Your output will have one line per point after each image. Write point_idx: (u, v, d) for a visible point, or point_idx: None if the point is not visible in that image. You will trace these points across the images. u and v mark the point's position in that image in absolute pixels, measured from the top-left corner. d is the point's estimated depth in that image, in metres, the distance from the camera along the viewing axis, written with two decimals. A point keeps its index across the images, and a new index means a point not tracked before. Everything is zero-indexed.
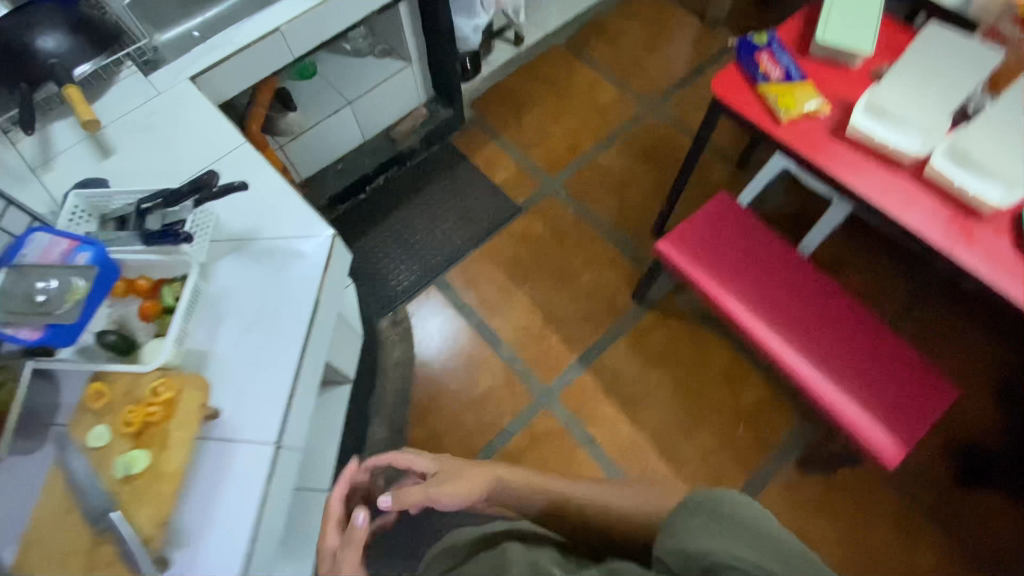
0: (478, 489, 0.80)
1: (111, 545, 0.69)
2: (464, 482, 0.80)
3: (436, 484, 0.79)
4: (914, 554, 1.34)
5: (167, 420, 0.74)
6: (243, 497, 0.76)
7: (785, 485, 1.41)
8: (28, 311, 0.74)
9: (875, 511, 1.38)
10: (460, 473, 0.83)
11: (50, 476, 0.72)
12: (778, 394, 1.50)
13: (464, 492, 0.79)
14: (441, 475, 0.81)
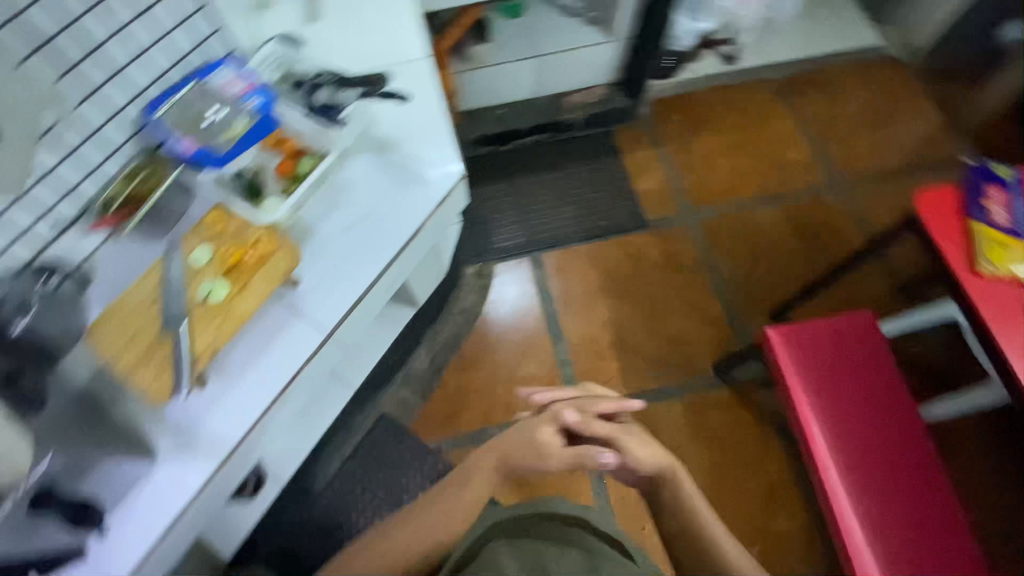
0: (656, 468, 0.80)
1: (168, 348, 0.76)
2: (649, 448, 0.81)
3: (622, 440, 0.80)
4: None
5: (255, 269, 0.81)
6: (286, 364, 0.83)
7: None
8: (192, 126, 0.85)
9: None
10: (649, 443, 0.82)
11: (149, 270, 0.81)
12: (810, 537, 1.35)
13: (645, 460, 0.80)
14: (630, 433, 0.81)
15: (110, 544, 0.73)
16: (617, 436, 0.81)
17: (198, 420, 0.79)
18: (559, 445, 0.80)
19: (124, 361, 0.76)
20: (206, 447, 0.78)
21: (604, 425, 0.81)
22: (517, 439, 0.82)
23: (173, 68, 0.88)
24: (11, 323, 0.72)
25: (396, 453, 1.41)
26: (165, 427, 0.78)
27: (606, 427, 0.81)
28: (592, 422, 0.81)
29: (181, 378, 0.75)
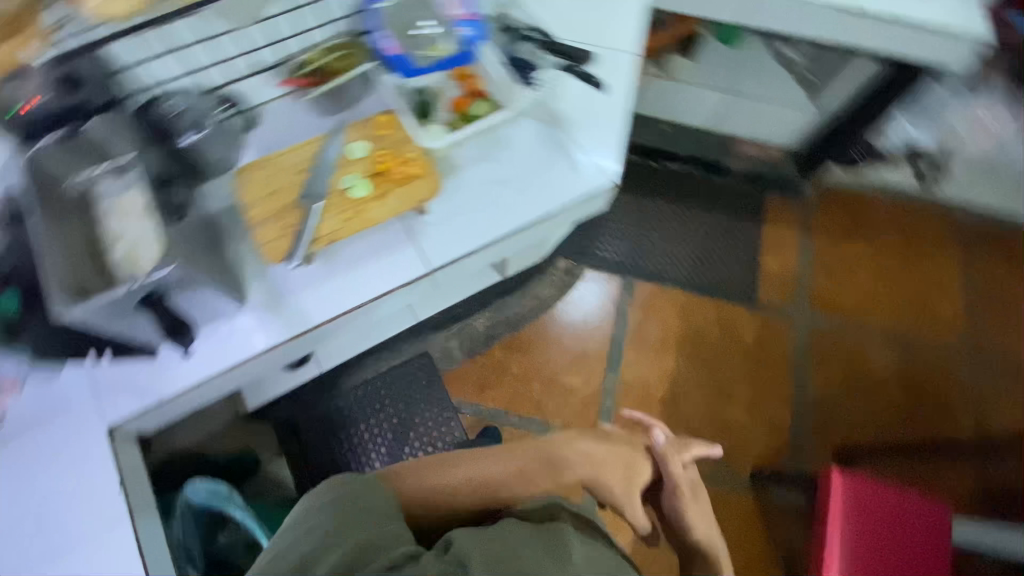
0: (702, 539, 0.86)
1: (297, 218, 0.80)
2: (705, 516, 0.88)
3: (686, 500, 0.88)
4: None
5: (398, 184, 0.83)
6: (382, 279, 0.85)
7: None
8: (401, 29, 0.86)
9: None
10: (707, 511, 0.89)
11: (310, 141, 0.85)
12: None
13: (698, 522, 0.87)
14: (696, 499, 0.89)
15: (177, 357, 0.79)
16: (685, 495, 0.88)
17: (290, 290, 0.83)
18: (638, 473, 0.90)
19: (257, 211, 0.81)
20: (287, 316, 0.82)
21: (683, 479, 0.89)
22: (604, 454, 0.89)
23: None
24: (180, 134, 0.79)
25: (421, 394, 1.44)
26: (261, 283, 0.83)
27: (680, 473, 0.90)
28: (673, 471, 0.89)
29: (297, 250, 0.79)
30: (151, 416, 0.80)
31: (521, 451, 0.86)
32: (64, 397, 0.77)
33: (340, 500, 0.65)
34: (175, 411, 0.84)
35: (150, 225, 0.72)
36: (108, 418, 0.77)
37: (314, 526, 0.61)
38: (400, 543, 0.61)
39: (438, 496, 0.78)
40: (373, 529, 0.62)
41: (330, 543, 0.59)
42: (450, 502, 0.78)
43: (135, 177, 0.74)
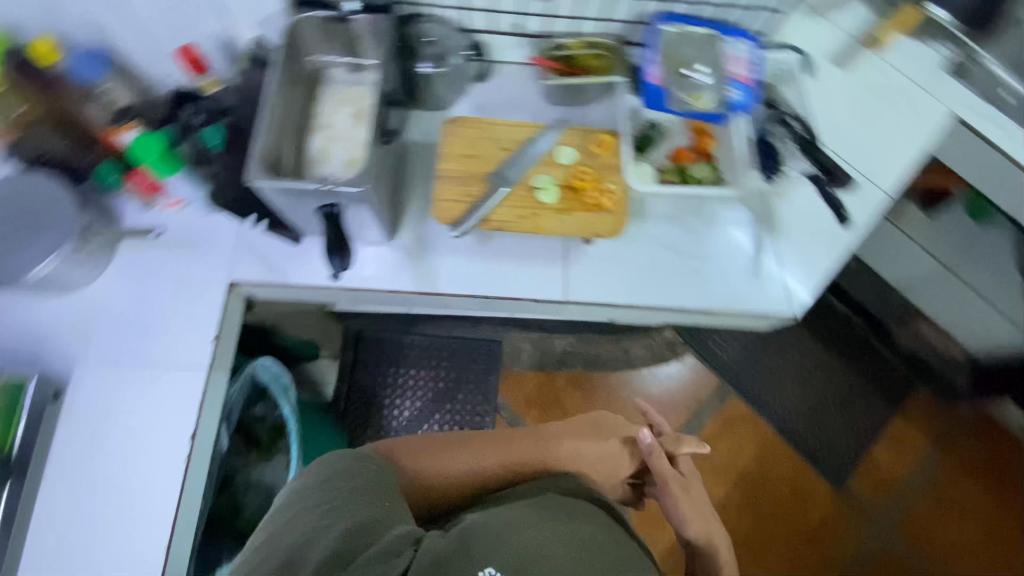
0: (699, 535, 0.79)
1: (478, 192, 0.78)
2: (699, 516, 0.81)
3: (678, 496, 0.80)
4: None
5: (585, 210, 0.78)
6: (521, 285, 0.82)
7: None
8: (673, 64, 0.80)
9: None
10: (701, 506, 0.82)
11: (526, 125, 0.83)
12: None
13: (690, 525, 0.79)
14: (687, 489, 0.81)
15: (312, 253, 0.81)
16: (677, 489, 0.80)
17: (436, 248, 0.83)
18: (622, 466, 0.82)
19: (446, 165, 0.79)
20: (421, 269, 0.82)
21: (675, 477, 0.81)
22: (593, 454, 0.80)
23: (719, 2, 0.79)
24: (421, 61, 0.79)
25: (476, 374, 1.43)
26: (416, 228, 0.83)
27: (668, 466, 0.80)
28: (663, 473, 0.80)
29: (465, 223, 0.77)
30: (267, 290, 0.83)
31: (514, 437, 0.79)
32: (212, 237, 0.82)
33: (324, 478, 0.60)
34: (282, 295, 0.86)
35: (361, 132, 0.75)
36: (234, 275, 0.80)
37: (301, 510, 0.57)
38: (398, 524, 0.58)
39: (425, 483, 0.72)
40: (363, 507, 0.58)
41: (327, 524, 0.55)
42: (440, 485, 0.73)
43: (369, 80, 0.78)
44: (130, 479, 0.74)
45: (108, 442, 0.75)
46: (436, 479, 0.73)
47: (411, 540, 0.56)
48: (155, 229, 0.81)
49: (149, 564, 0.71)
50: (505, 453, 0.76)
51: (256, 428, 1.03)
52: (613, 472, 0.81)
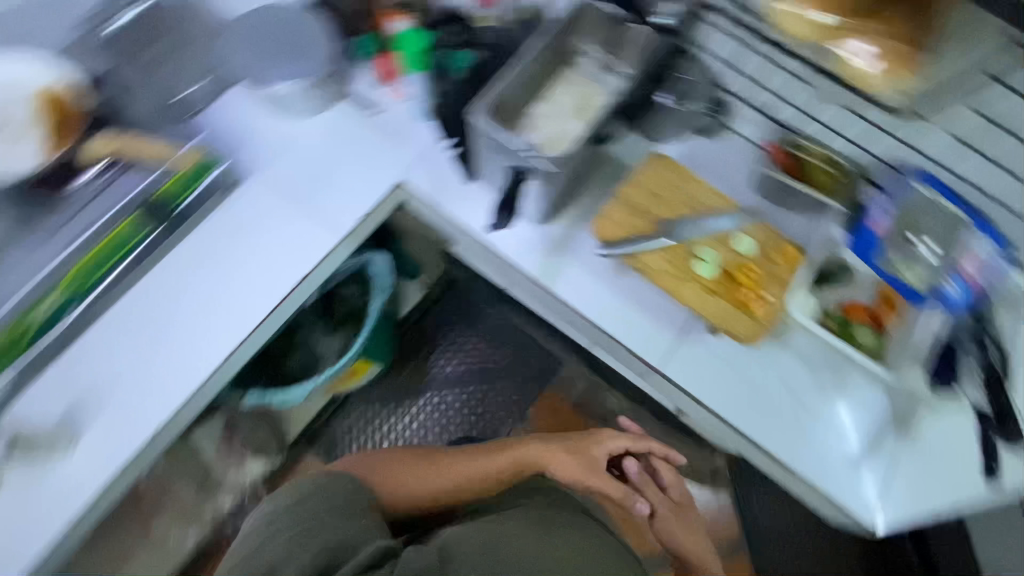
0: (681, 545, 1.17)
1: (643, 229, 0.78)
2: (684, 534, 1.17)
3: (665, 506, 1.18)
4: None
5: (730, 302, 0.76)
6: (630, 333, 0.81)
7: None
8: (904, 224, 0.71)
9: None
10: (683, 521, 1.18)
11: (722, 198, 0.80)
12: None
13: (677, 538, 1.17)
14: (663, 500, 1.18)
15: (473, 197, 0.85)
16: (668, 512, 1.18)
17: (575, 255, 0.82)
18: (593, 475, 1.05)
19: (630, 189, 0.80)
20: (551, 265, 0.82)
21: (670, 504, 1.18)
22: (568, 468, 1.04)
23: (995, 191, 0.66)
24: (665, 91, 0.81)
25: (525, 378, 1.44)
26: (568, 227, 0.83)
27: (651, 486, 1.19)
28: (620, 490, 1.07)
29: (616, 248, 0.78)
30: (418, 203, 0.88)
31: (483, 454, 1.02)
32: (406, 133, 0.87)
33: (300, 500, 0.80)
34: (426, 215, 0.91)
35: (578, 119, 0.77)
36: (405, 177, 0.86)
37: (283, 528, 0.75)
38: (368, 542, 0.75)
39: (417, 502, 0.98)
40: (331, 529, 0.75)
41: (297, 547, 0.71)
42: (422, 499, 0.98)
43: (607, 80, 0.79)
44: (229, 279, 0.80)
45: (235, 242, 0.81)
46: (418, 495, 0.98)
47: (381, 552, 0.73)
48: (375, 108, 0.87)
49: (207, 355, 0.77)
50: (470, 470, 1.00)
51: (336, 307, 1.13)
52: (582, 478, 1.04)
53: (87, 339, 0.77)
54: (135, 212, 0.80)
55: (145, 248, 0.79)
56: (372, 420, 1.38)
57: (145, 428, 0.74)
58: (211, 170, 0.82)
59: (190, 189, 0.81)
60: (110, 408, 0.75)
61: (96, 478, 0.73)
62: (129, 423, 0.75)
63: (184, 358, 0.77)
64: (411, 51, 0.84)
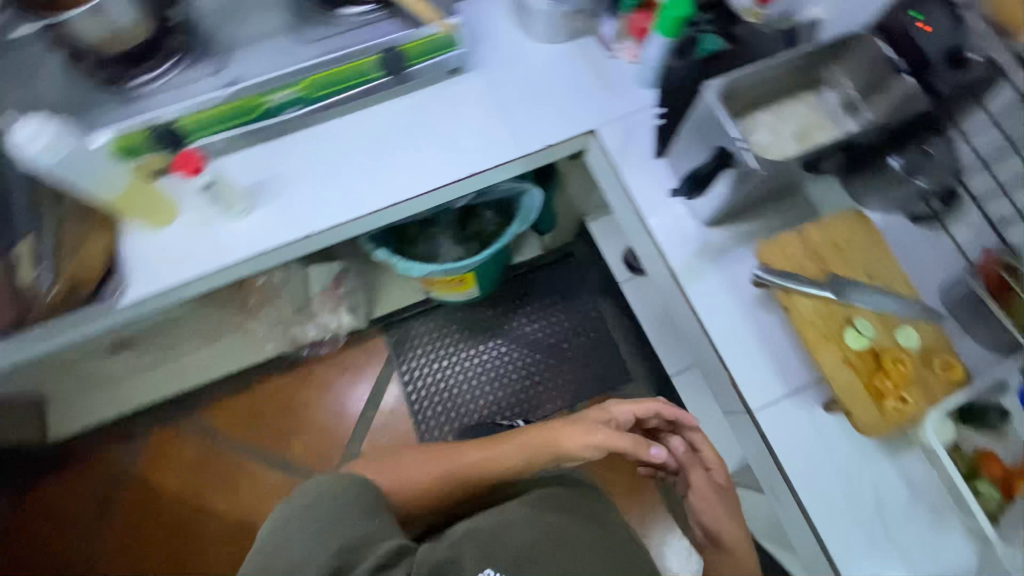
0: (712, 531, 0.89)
1: (810, 272, 0.74)
2: (720, 517, 0.88)
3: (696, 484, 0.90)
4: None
5: (864, 385, 0.70)
6: (747, 369, 0.76)
7: None
8: None
9: None
10: (724, 504, 0.89)
11: (903, 282, 0.75)
12: None
13: (710, 520, 0.88)
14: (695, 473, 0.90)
15: (653, 170, 0.84)
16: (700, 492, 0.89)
17: (724, 266, 0.80)
18: (597, 438, 0.86)
19: (813, 228, 0.76)
20: (698, 264, 0.80)
21: (700, 475, 0.90)
22: (576, 448, 0.87)
23: None
24: (897, 154, 0.75)
25: (590, 373, 1.42)
26: (729, 238, 0.81)
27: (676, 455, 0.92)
28: (631, 446, 0.85)
29: (768, 277, 0.73)
30: (595, 155, 0.88)
31: (489, 444, 0.90)
32: (625, 89, 0.87)
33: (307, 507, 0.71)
34: (595, 169, 0.91)
35: (796, 142, 0.76)
36: (602, 127, 0.85)
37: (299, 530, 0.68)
38: (382, 540, 0.68)
39: (422, 504, 0.88)
40: (345, 528, 0.67)
41: (311, 555, 0.64)
42: (428, 498, 0.88)
43: (849, 119, 0.76)
44: (416, 143, 0.85)
45: (434, 116, 0.86)
46: (423, 493, 0.88)
47: (397, 551, 0.67)
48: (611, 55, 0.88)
49: (375, 198, 0.83)
50: (474, 465, 0.88)
51: (470, 223, 1.20)
52: (585, 441, 0.86)
53: (293, 139, 0.85)
54: (382, 53, 0.81)
55: (368, 89, 0.84)
56: (442, 336, 1.45)
57: (301, 233, 0.81)
58: (455, 48, 0.84)
59: (432, 56, 0.84)
60: (282, 202, 0.82)
61: (243, 253, 0.80)
62: (289, 222, 0.81)
63: (356, 191, 0.83)
64: (664, 16, 0.78)
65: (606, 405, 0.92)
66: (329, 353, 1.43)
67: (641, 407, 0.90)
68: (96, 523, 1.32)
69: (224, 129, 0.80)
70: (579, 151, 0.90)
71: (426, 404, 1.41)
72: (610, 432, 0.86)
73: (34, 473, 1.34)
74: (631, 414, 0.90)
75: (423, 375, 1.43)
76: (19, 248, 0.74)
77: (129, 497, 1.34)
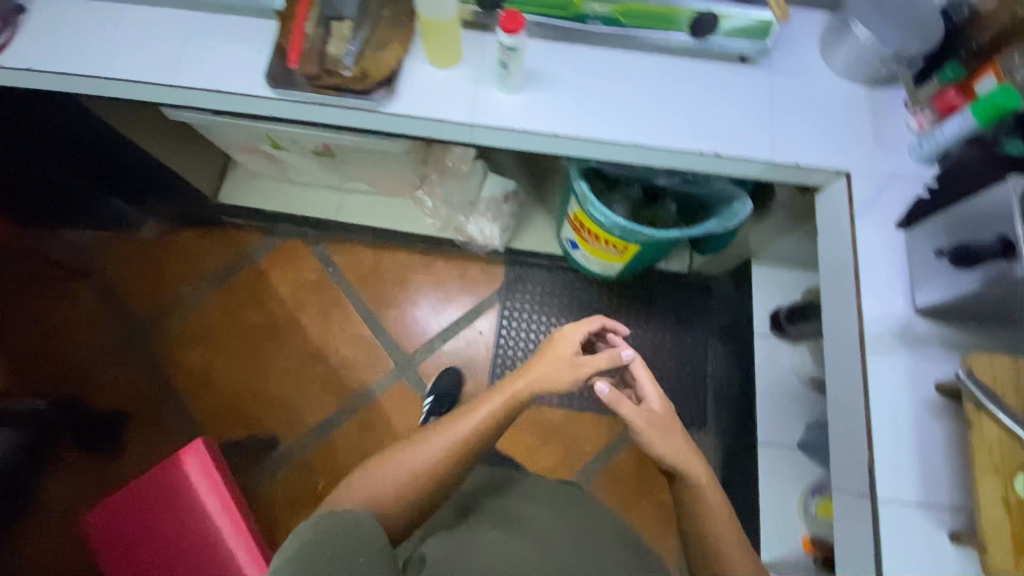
0: (674, 460, 0.84)
1: (1013, 402, 0.69)
2: (678, 452, 0.86)
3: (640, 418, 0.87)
4: (179, 338, 1.42)
5: (1016, 532, 0.65)
6: (891, 460, 0.74)
7: (291, 394, 1.40)
8: None
9: (206, 371, 1.40)
10: (673, 433, 0.88)
11: None
12: (274, 483, 1.34)
13: (666, 450, 0.85)
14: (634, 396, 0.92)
15: (885, 236, 0.83)
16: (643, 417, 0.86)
17: (911, 356, 0.78)
18: (574, 372, 0.90)
19: None
20: (885, 341, 0.78)
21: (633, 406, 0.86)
22: (553, 375, 0.88)
23: None
24: None
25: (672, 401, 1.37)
26: (929, 334, 0.79)
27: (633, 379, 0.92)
28: (609, 361, 0.90)
29: (971, 382, 0.70)
30: (833, 196, 0.88)
31: (466, 416, 0.84)
32: (894, 155, 0.87)
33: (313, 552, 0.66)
34: (819, 210, 0.91)
35: None
36: (855, 175, 0.85)
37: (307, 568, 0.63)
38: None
39: (396, 501, 0.77)
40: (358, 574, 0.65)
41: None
42: (411, 488, 0.78)
43: None
44: (682, 104, 0.87)
45: (708, 91, 0.88)
46: (409, 484, 0.78)
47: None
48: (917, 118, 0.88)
49: (625, 131, 0.86)
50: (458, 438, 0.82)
51: (649, 207, 1.20)
52: (576, 374, 0.90)
53: (578, 49, 0.88)
54: (695, 13, 0.83)
55: (665, 38, 0.86)
56: (552, 295, 1.49)
57: (549, 128, 0.86)
58: (758, 40, 0.86)
59: (740, 37, 0.86)
60: (543, 96, 0.87)
61: (493, 120, 0.86)
62: (544, 114, 0.86)
63: (610, 117, 0.86)
64: (985, 100, 0.74)
65: (561, 334, 0.94)
66: (456, 256, 1.52)
67: (588, 324, 0.96)
68: (204, 291, 1.46)
69: (528, 11, 0.85)
70: (815, 185, 0.90)
71: (512, 344, 1.46)
72: (584, 357, 0.91)
73: (180, 225, 1.50)
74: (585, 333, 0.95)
75: (520, 319, 1.47)
76: (338, 23, 0.84)
77: (242, 283, 1.47)
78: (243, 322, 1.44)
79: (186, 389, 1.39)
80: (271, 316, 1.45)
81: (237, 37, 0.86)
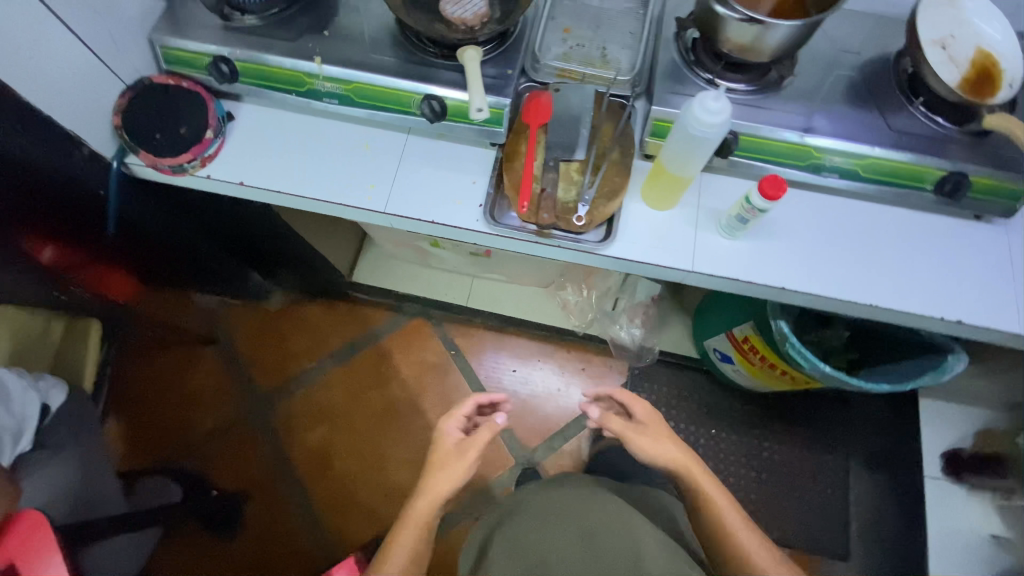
0: (672, 464, 0.89)
1: None
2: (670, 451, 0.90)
3: (633, 435, 0.92)
4: (301, 412, 1.42)
5: None
6: None
7: (408, 479, 1.36)
8: None
9: (324, 448, 1.40)
10: (668, 442, 0.91)
11: None
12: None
13: (665, 457, 0.89)
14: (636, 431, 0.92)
15: None
16: (627, 426, 0.93)
17: None
18: (468, 457, 0.87)
19: None
20: None
21: (621, 421, 0.94)
22: (454, 471, 0.85)
23: None
24: None
25: (815, 526, 1.29)
26: None
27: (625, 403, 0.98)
28: (493, 432, 0.90)
29: None
30: None
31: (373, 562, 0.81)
32: None
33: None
34: None
35: None
36: None
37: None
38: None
39: None
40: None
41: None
42: None
43: None
44: (915, 260, 0.82)
45: (942, 246, 0.82)
46: None
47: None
48: None
49: (860, 291, 0.80)
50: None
51: (817, 329, 1.13)
52: (470, 452, 0.87)
53: (802, 195, 0.85)
54: (945, 171, 0.78)
55: (903, 191, 0.82)
56: (681, 395, 1.39)
57: (777, 281, 0.80)
58: (1008, 201, 0.79)
59: (989, 199, 0.80)
60: (765, 243, 0.82)
61: (718, 270, 0.81)
62: (770, 265, 0.81)
63: (840, 275, 0.81)
64: None
65: (440, 430, 0.92)
66: (579, 346, 1.45)
67: (464, 410, 0.95)
68: (326, 366, 1.46)
69: (758, 158, 0.82)
70: None
71: None
72: (469, 438, 0.90)
73: (306, 297, 1.50)
74: (459, 419, 0.94)
75: None
76: (564, 162, 0.82)
77: (364, 363, 1.46)
78: (362, 400, 1.43)
79: (307, 471, 1.38)
80: (391, 395, 1.43)
81: (451, 167, 0.86)
